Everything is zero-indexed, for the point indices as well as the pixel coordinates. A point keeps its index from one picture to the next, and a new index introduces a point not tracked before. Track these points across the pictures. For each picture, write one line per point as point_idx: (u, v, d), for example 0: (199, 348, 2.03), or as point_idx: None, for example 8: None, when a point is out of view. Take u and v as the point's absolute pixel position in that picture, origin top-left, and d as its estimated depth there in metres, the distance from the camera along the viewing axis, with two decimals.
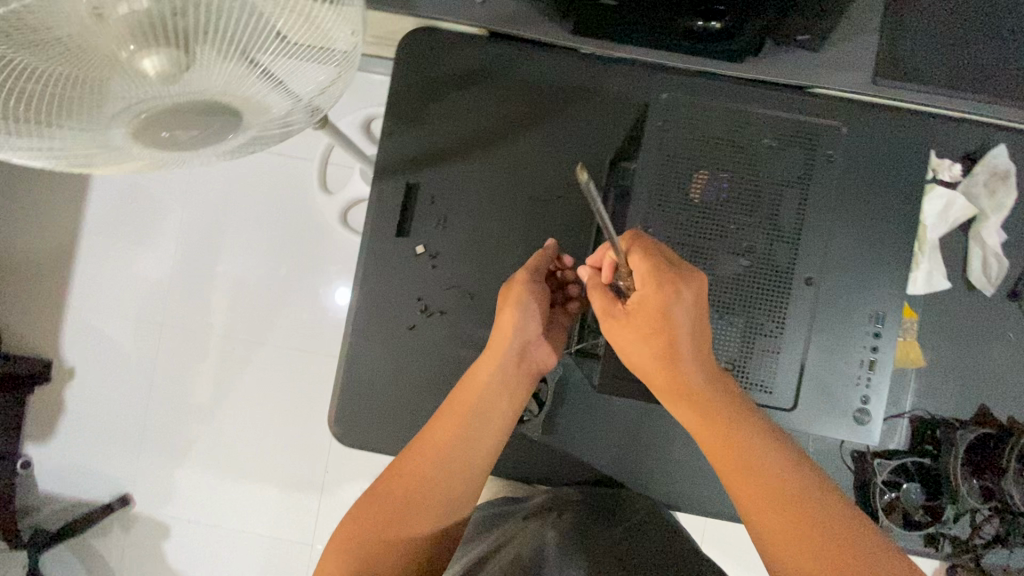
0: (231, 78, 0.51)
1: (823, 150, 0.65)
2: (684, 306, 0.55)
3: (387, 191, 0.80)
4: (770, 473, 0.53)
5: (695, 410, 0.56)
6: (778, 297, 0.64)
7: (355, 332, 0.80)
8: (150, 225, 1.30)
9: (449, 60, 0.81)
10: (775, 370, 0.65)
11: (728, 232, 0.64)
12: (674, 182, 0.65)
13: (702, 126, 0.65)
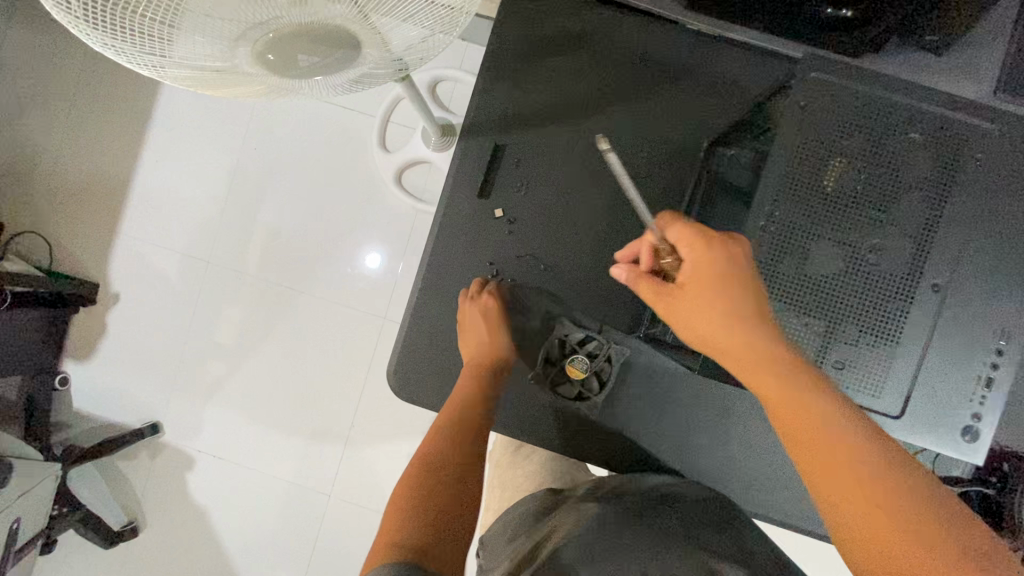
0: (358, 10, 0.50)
1: (970, 150, 0.59)
2: (734, 273, 0.53)
3: (473, 150, 0.78)
4: (841, 443, 0.49)
5: (762, 386, 0.52)
6: (899, 304, 0.59)
7: (421, 289, 0.80)
8: (210, 162, 1.34)
9: (554, 21, 0.78)
10: (879, 385, 0.60)
11: (857, 227, 0.60)
12: (805, 165, 0.60)
13: (844, 109, 0.60)
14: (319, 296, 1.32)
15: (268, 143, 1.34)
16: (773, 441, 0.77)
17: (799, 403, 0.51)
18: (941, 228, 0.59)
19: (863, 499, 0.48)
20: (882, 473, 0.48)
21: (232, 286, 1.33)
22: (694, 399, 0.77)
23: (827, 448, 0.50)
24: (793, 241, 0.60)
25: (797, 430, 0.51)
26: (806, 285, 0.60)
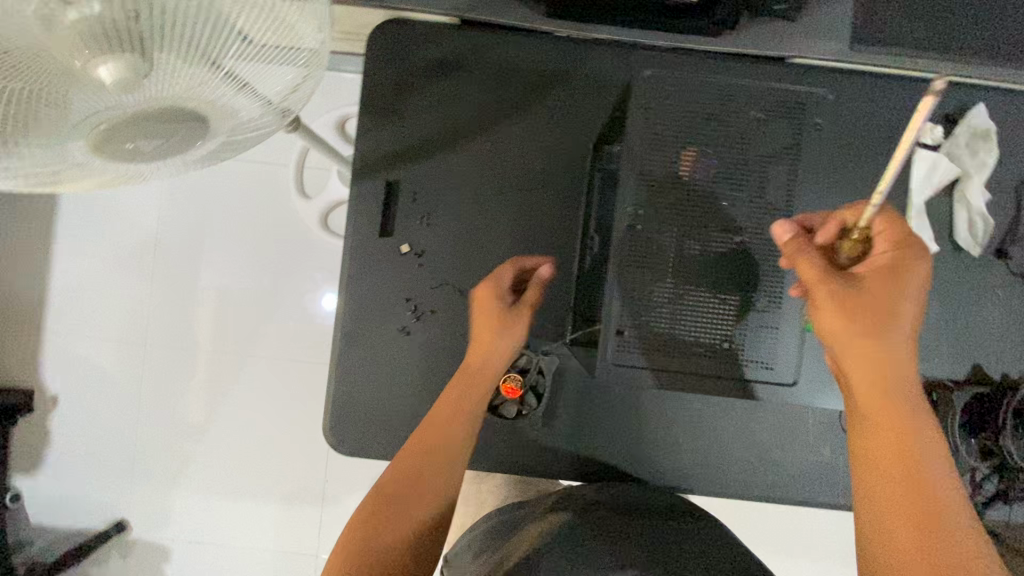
0: (198, 83, 0.49)
1: (810, 118, 0.72)
2: (919, 281, 0.55)
3: (368, 191, 0.78)
4: (932, 470, 0.52)
5: (875, 397, 0.55)
6: (767, 275, 0.71)
7: (344, 338, 0.78)
8: (124, 244, 1.30)
9: (424, 49, 0.78)
10: (754, 343, 0.71)
11: (717, 209, 0.71)
12: (664, 165, 0.71)
13: (690, 102, 0.71)
14: (267, 356, 1.29)
15: (184, 212, 1.30)
16: (716, 417, 0.78)
17: (903, 418, 0.54)
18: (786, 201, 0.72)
19: (922, 510, 0.51)
20: (953, 493, 0.52)
21: (179, 363, 1.29)
22: (633, 392, 0.78)
23: (915, 461, 0.52)
24: (669, 230, 0.70)
25: (882, 440, 0.54)
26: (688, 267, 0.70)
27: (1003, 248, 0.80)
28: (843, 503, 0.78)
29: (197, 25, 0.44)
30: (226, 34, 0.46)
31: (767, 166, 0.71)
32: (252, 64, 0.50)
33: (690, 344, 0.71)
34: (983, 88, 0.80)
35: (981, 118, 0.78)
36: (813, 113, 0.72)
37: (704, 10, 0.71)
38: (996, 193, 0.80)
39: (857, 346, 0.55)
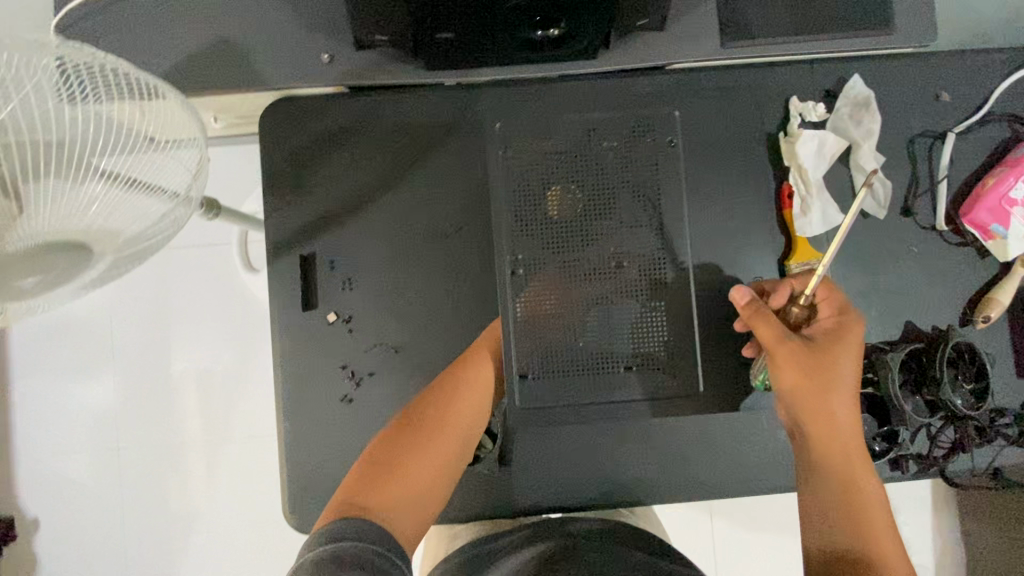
0: (81, 196, 0.53)
1: (665, 137, 0.66)
2: (856, 338, 0.65)
3: (285, 269, 0.79)
4: (861, 489, 0.63)
5: (850, 435, 0.64)
6: (648, 293, 0.65)
7: (288, 418, 0.79)
8: (83, 358, 1.39)
9: (316, 121, 0.80)
10: (674, 352, 0.66)
11: (590, 244, 0.65)
12: (524, 209, 0.65)
13: (541, 143, 0.65)
14: (242, 435, 1.36)
15: (143, 314, 1.40)
16: (669, 424, 0.78)
17: (851, 451, 0.64)
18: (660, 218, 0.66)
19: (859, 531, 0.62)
20: (883, 508, 0.63)
21: (163, 455, 1.37)
22: None
23: (862, 485, 0.63)
24: (544, 275, 0.65)
25: (845, 473, 0.64)
26: (571, 304, 0.65)
27: (908, 206, 0.82)
28: None
29: (71, 133, 0.51)
30: (105, 130, 0.53)
31: (628, 192, 0.65)
32: (133, 162, 0.56)
33: (612, 365, 0.65)
34: (857, 59, 0.83)
35: (859, 88, 0.81)
36: (663, 131, 0.66)
37: (571, 39, 0.73)
38: (891, 155, 0.83)
39: (843, 399, 0.64)
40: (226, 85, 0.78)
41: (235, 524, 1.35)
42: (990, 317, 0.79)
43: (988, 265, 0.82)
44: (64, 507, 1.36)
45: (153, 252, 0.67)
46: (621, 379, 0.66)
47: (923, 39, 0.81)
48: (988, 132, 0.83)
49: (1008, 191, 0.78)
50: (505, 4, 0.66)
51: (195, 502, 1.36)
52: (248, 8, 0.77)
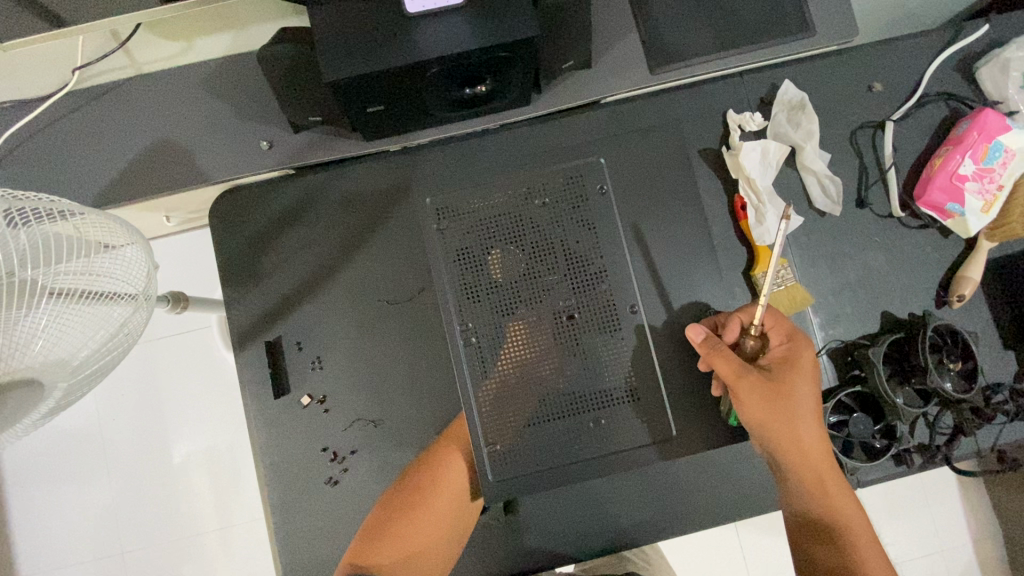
0: (29, 319, 0.54)
1: (595, 187, 0.66)
2: (811, 361, 0.65)
3: (252, 358, 0.78)
4: (837, 505, 0.64)
5: (822, 455, 0.64)
6: (608, 341, 0.64)
7: (276, 511, 0.76)
8: (75, 468, 1.38)
9: (264, 210, 0.81)
10: (643, 397, 0.63)
11: (540, 303, 0.63)
12: (468, 277, 0.64)
13: (475, 210, 0.65)
14: (245, 520, 1.36)
15: (128, 415, 1.39)
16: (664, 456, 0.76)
17: (824, 473, 0.64)
18: (609, 261, 0.64)
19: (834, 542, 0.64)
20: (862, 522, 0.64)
21: (167, 553, 1.35)
22: None
23: (839, 504, 0.64)
24: (497, 342, 0.63)
25: (821, 495, 0.64)
26: (529, 365, 0.62)
27: (862, 197, 0.82)
28: None
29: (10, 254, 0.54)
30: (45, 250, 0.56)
31: (571, 240, 0.64)
32: (77, 278, 0.57)
33: (580, 420, 0.63)
34: (786, 64, 0.85)
35: (792, 92, 0.82)
36: (594, 179, 0.66)
37: (501, 91, 0.74)
38: (835, 151, 0.83)
39: (806, 428, 0.63)
40: (171, 186, 0.78)
41: None
42: (964, 295, 0.78)
43: (953, 243, 0.82)
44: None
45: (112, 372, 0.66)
46: (593, 435, 0.63)
47: (846, 35, 0.82)
48: (927, 114, 0.84)
49: (956, 168, 0.78)
50: (428, 74, 0.66)
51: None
52: (183, 108, 0.79)
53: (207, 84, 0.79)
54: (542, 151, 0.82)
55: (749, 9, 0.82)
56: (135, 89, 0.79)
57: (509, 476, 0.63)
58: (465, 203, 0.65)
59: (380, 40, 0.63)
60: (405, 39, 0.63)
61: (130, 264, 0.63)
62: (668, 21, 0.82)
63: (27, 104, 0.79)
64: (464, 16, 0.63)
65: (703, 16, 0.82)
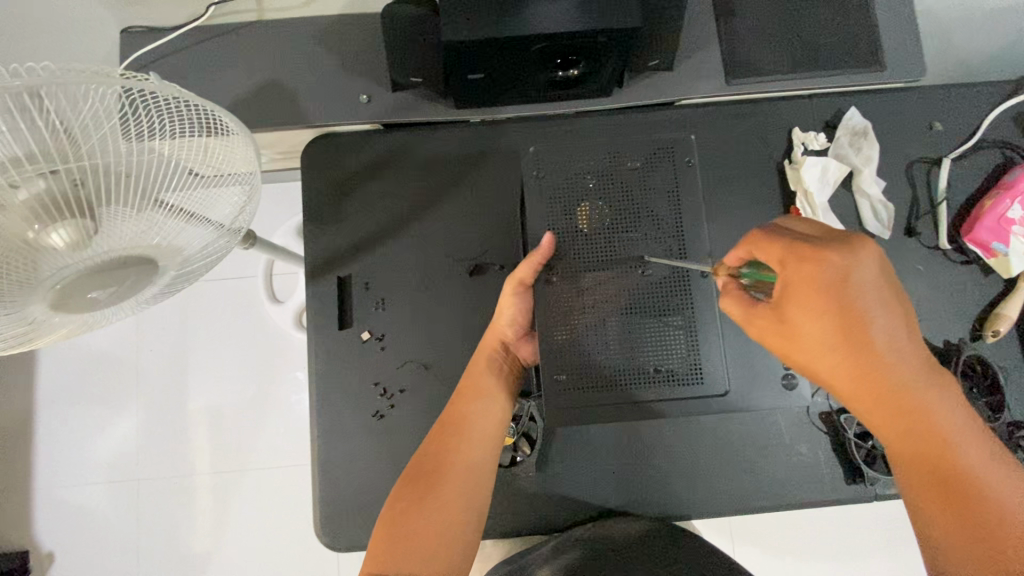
0: (147, 226, 0.60)
1: (681, 159, 0.74)
2: (826, 285, 0.52)
3: (322, 290, 0.84)
4: (926, 429, 0.53)
5: (884, 383, 0.53)
6: (679, 297, 0.71)
7: (321, 435, 0.81)
8: (109, 388, 1.43)
9: (356, 154, 0.87)
10: (701, 353, 0.71)
11: (620, 254, 0.72)
12: (557, 226, 0.73)
13: (570, 167, 0.74)
14: (261, 465, 1.41)
15: (166, 346, 1.45)
16: (693, 438, 0.81)
17: (896, 404, 0.53)
18: (686, 228, 0.72)
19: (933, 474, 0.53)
20: (970, 434, 0.53)
21: (182, 485, 1.40)
22: (616, 427, 0.81)
23: (925, 430, 0.53)
24: (577, 282, 0.71)
25: (901, 426, 0.53)
26: (605, 305, 0.71)
27: (911, 226, 0.87)
28: (828, 497, 0.80)
29: (146, 165, 0.56)
30: (164, 165, 0.58)
31: (653, 205, 0.73)
32: (190, 194, 0.62)
33: (643, 362, 0.71)
34: (854, 92, 0.90)
35: (857, 119, 0.87)
36: (681, 154, 0.74)
37: (590, 77, 0.80)
38: (890, 180, 0.88)
39: (847, 365, 0.53)
40: (272, 122, 0.85)
41: (255, 555, 1.38)
42: (998, 331, 0.82)
43: (993, 282, 0.86)
44: (79, 538, 1.38)
45: (204, 273, 0.74)
46: (654, 378, 0.70)
47: (913, 75, 0.88)
48: (982, 158, 0.89)
49: (1005, 211, 0.82)
50: (531, 49, 0.73)
51: (211, 531, 1.39)
52: (294, 54, 0.86)
53: (320, 36, 0.86)
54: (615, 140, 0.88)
55: (824, 38, 0.88)
56: (255, 31, 0.86)
57: (567, 407, 0.71)
58: (562, 161, 0.74)
59: (497, 13, 0.69)
60: (519, 15, 0.69)
61: (235, 195, 0.69)
62: (748, 38, 0.88)
63: (154, 31, 0.86)
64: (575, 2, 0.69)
65: (782, 38, 0.88)
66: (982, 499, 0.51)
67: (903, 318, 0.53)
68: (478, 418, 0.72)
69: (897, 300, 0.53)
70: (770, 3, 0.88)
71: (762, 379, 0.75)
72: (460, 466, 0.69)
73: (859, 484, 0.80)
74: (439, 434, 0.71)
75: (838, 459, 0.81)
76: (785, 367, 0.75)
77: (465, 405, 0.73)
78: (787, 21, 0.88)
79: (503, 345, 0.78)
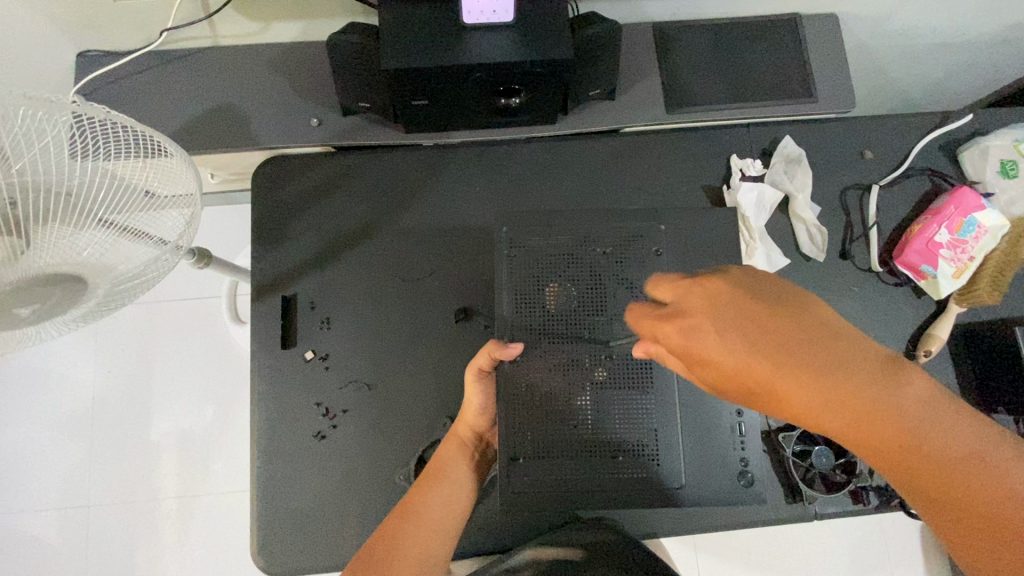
0: (83, 243, 0.61)
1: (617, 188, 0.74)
2: (717, 339, 0.42)
3: (268, 310, 0.84)
4: (940, 451, 0.39)
5: (853, 403, 0.39)
6: (643, 386, 0.69)
7: (262, 456, 0.80)
8: (63, 410, 1.40)
9: (302, 177, 0.88)
10: (659, 439, 0.69)
11: (584, 339, 0.69)
12: (521, 300, 0.71)
13: (541, 250, 0.72)
14: (218, 491, 1.38)
15: (125, 366, 1.43)
16: None
17: (890, 430, 0.39)
18: None
19: (972, 513, 0.38)
20: (978, 438, 0.39)
21: (136, 511, 1.36)
22: None
23: (932, 456, 0.39)
24: (546, 366, 0.69)
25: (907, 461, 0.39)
26: (568, 393, 0.68)
27: (845, 249, 0.90)
28: (771, 517, 0.81)
29: (84, 186, 0.59)
30: (108, 185, 0.61)
31: (614, 284, 0.71)
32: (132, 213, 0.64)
33: (607, 454, 0.68)
34: (790, 121, 0.94)
35: (791, 147, 0.91)
36: (650, 241, 0.72)
37: (533, 105, 0.83)
38: (826, 205, 0.91)
39: (807, 395, 0.39)
40: (224, 143, 0.86)
41: None
42: (931, 351, 0.85)
43: (926, 303, 0.89)
44: (23, 568, 1.33)
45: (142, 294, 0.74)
46: (613, 469, 0.68)
47: (844, 106, 0.92)
48: (912, 184, 0.93)
49: (933, 235, 0.85)
50: (472, 77, 0.75)
51: (166, 559, 1.35)
52: (247, 80, 0.88)
53: (274, 62, 0.88)
54: (560, 163, 0.90)
55: (760, 71, 0.92)
56: (211, 56, 0.88)
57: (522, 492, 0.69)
58: (534, 240, 0.73)
59: (437, 44, 0.72)
60: (459, 45, 0.72)
61: (175, 214, 0.70)
62: (687, 70, 0.92)
63: (110, 54, 0.88)
64: (512, 35, 0.73)
65: (720, 69, 0.92)
66: (999, 498, 0.38)
67: (813, 315, 0.41)
68: (440, 504, 0.70)
69: (792, 300, 0.42)
70: (708, 38, 0.93)
71: (715, 473, 0.71)
72: (412, 556, 0.65)
73: (799, 504, 0.81)
74: (394, 521, 0.68)
75: (778, 479, 0.82)
76: (742, 463, 0.71)
77: (425, 495, 0.70)
78: (724, 54, 0.93)
79: (476, 433, 0.76)
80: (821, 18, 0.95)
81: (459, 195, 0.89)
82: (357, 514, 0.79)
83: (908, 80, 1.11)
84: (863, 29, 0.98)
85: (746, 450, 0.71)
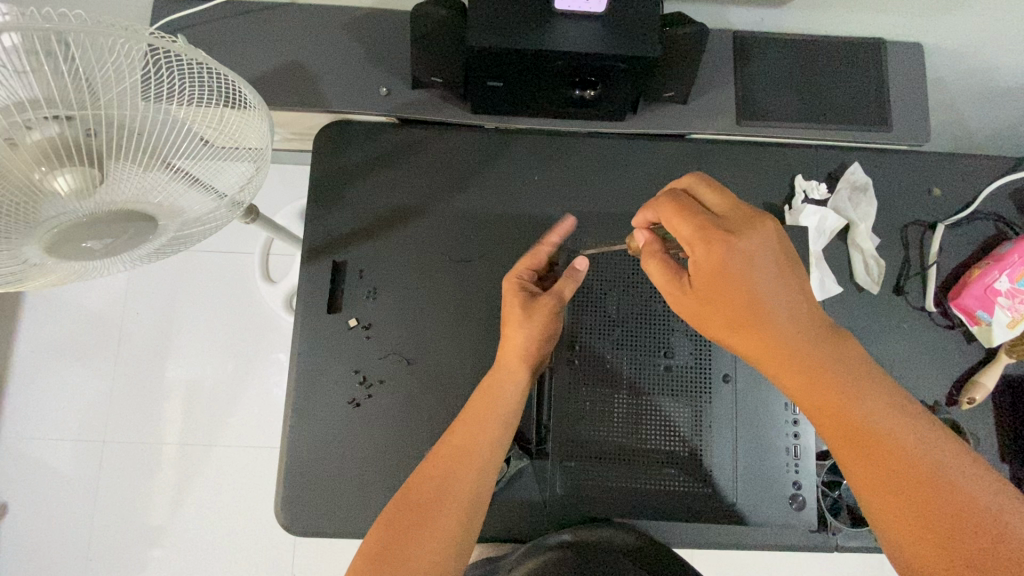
0: (151, 184, 0.60)
1: None
2: (757, 259, 0.54)
3: (317, 271, 0.84)
4: (902, 449, 0.51)
5: (815, 381, 0.54)
6: (699, 397, 0.75)
7: (295, 415, 0.81)
8: (89, 343, 1.43)
9: (365, 145, 0.88)
10: (712, 457, 0.73)
11: (641, 346, 0.76)
12: (588, 306, 0.77)
13: (613, 266, 0.78)
14: (231, 443, 1.40)
15: (154, 308, 1.45)
16: None
17: (837, 407, 0.53)
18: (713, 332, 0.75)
19: (915, 507, 0.49)
20: (928, 441, 0.51)
21: (149, 452, 1.38)
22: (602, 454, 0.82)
23: (892, 452, 0.51)
24: (604, 367, 0.76)
25: (863, 451, 0.52)
26: (623, 395, 0.75)
27: (899, 284, 0.88)
28: (795, 544, 0.79)
29: (161, 130, 0.57)
30: (182, 134, 0.59)
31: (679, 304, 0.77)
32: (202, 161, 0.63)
33: (658, 457, 0.73)
34: (859, 148, 0.92)
35: (859, 175, 0.89)
36: None
37: (605, 99, 0.82)
38: (885, 238, 0.90)
39: (793, 341, 0.54)
40: (292, 101, 0.86)
41: (211, 535, 1.36)
42: (975, 399, 0.83)
43: (975, 349, 0.87)
44: (35, 491, 1.37)
45: (202, 239, 0.76)
46: (663, 474, 0.73)
47: (917, 139, 0.90)
48: (976, 227, 0.91)
49: (992, 282, 0.83)
50: (552, 64, 0.74)
51: (172, 504, 1.37)
52: (321, 40, 0.87)
53: (350, 25, 0.88)
54: (623, 163, 0.89)
55: (836, 92, 0.90)
56: (288, 12, 0.88)
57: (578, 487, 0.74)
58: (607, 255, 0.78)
59: (524, 26, 0.71)
60: (545, 30, 0.72)
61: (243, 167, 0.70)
62: (764, 84, 0.90)
63: None
64: (600, 26, 0.72)
65: (796, 85, 0.90)
66: (947, 497, 0.48)
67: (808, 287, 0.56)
68: (486, 438, 0.67)
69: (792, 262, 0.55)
70: (788, 51, 0.91)
71: (766, 496, 0.73)
72: (459, 486, 0.64)
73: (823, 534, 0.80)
74: (437, 456, 0.67)
75: None
76: (794, 487, 0.73)
77: (467, 424, 0.68)
78: (802, 70, 0.91)
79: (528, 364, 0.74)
80: (906, 46, 0.92)
81: (518, 181, 0.88)
82: (382, 483, 0.79)
83: (981, 121, 1.09)
84: (946, 62, 0.96)
85: (800, 474, 0.73)
